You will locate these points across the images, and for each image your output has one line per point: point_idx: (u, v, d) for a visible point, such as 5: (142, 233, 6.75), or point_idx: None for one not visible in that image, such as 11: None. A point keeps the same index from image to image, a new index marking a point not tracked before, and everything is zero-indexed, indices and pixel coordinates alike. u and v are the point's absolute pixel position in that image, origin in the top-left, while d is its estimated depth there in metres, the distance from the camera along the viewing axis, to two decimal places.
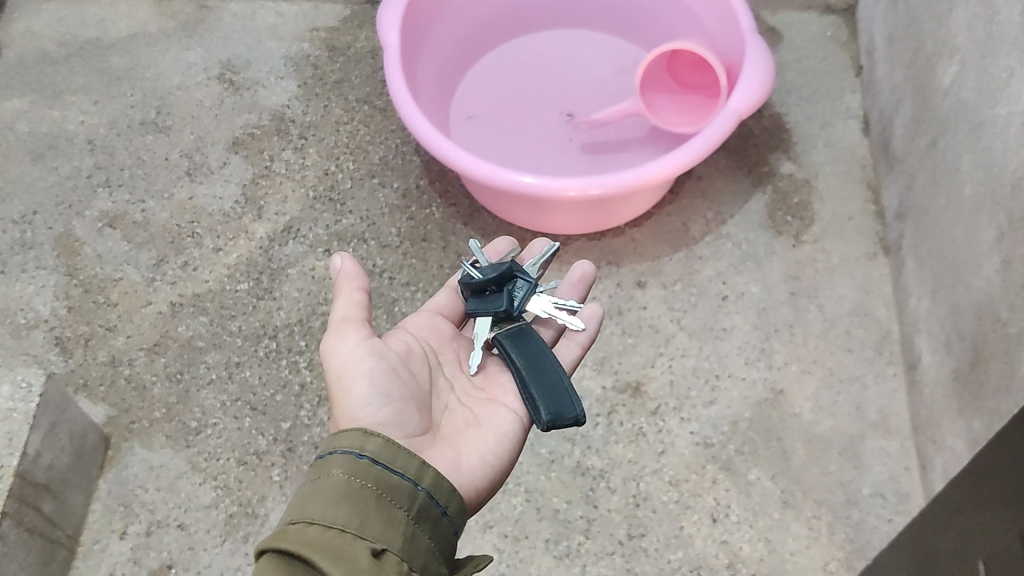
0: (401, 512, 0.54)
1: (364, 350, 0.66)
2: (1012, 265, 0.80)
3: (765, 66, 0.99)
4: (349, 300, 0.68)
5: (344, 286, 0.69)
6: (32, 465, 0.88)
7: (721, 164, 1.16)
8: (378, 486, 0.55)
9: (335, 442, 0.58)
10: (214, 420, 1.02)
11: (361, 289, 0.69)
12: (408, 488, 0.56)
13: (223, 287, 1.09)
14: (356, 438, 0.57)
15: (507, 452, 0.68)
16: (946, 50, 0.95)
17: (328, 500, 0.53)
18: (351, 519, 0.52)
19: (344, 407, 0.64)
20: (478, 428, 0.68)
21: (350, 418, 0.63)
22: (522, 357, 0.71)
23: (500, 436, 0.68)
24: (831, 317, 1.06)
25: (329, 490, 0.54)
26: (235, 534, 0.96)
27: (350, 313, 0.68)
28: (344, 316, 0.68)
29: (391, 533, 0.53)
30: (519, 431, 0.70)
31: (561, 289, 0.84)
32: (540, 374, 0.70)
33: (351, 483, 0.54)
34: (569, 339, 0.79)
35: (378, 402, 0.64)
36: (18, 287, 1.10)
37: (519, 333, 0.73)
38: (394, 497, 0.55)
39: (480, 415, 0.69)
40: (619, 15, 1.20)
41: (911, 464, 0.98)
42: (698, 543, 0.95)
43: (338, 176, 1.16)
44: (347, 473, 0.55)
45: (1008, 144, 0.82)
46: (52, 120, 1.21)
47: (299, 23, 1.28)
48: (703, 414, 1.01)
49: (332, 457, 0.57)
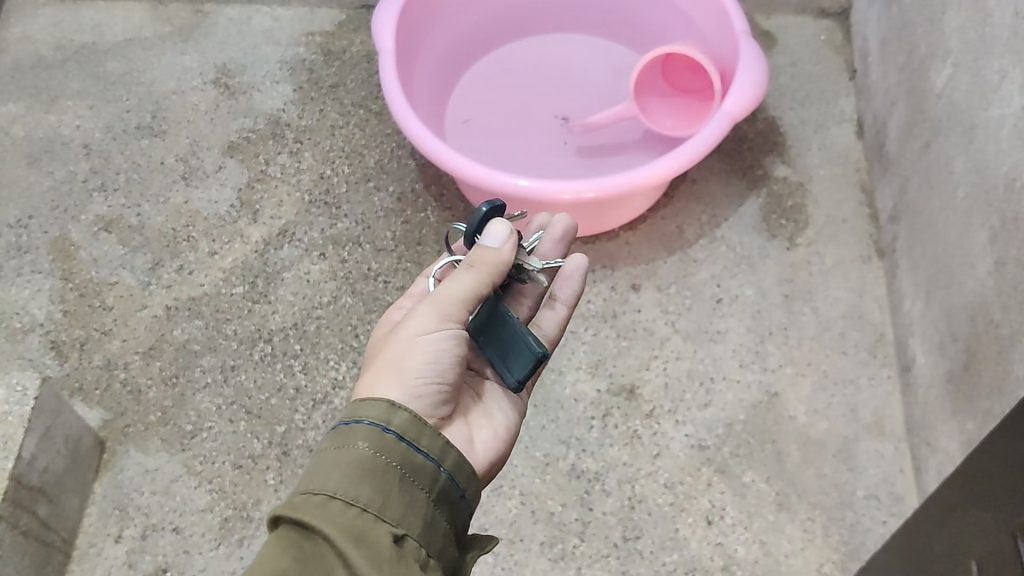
0: (423, 494, 0.54)
1: (446, 334, 0.63)
2: (1005, 266, 0.81)
3: (757, 69, 0.99)
4: (480, 289, 0.64)
5: (489, 272, 0.64)
6: (27, 468, 0.88)
7: (715, 168, 1.16)
8: (402, 465, 0.54)
9: (359, 411, 0.57)
10: (208, 424, 1.02)
11: (492, 281, 0.65)
12: (431, 469, 0.55)
13: (218, 290, 1.10)
14: (383, 410, 0.57)
15: (512, 423, 0.70)
16: (939, 53, 0.95)
17: (352, 475, 0.53)
18: (374, 500, 0.52)
19: (394, 370, 0.61)
20: (484, 402, 0.69)
21: (395, 381, 0.60)
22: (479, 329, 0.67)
23: (502, 407, 0.70)
24: (825, 320, 1.06)
25: (354, 463, 0.53)
26: (230, 538, 0.96)
27: (466, 298, 0.64)
28: (461, 297, 0.64)
29: (412, 516, 0.53)
30: (519, 402, 0.72)
31: (540, 244, 0.76)
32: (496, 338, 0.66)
33: (377, 460, 0.54)
34: (553, 305, 0.76)
35: (428, 378, 0.61)
36: (13, 291, 1.10)
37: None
38: (417, 478, 0.55)
39: (484, 392, 0.70)
40: (613, 17, 1.20)
41: (906, 465, 0.98)
42: (693, 545, 0.95)
43: (334, 180, 1.16)
44: (372, 447, 0.54)
45: (1000, 146, 0.82)
46: (47, 125, 1.21)
47: (295, 27, 1.28)
48: (697, 416, 1.01)
49: (356, 426, 0.56)
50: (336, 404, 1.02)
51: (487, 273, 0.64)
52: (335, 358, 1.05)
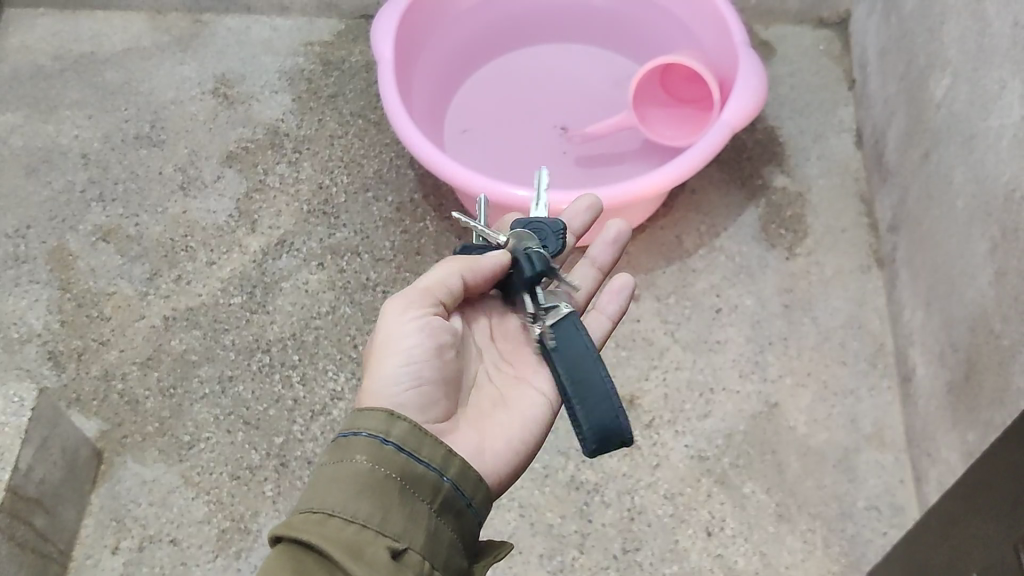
0: (424, 506, 0.54)
1: (411, 319, 0.64)
2: (1006, 277, 0.80)
3: (757, 78, 0.99)
4: (445, 279, 0.66)
5: (460, 266, 0.67)
6: (24, 479, 0.88)
7: (715, 178, 1.16)
8: (403, 477, 0.54)
9: (357, 422, 0.57)
10: (207, 434, 1.02)
11: (461, 278, 0.67)
12: (433, 479, 0.55)
13: (217, 301, 1.09)
14: (382, 420, 0.56)
15: (532, 439, 0.67)
16: (939, 63, 0.95)
17: (350, 490, 0.53)
18: (372, 515, 0.52)
19: (370, 379, 0.63)
20: (506, 412, 0.67)
21: (377, 388, 0.62)
22: (562, 366, 0.64)
23: (525, 420, 0.67)
24: (825, 329, 1.06)
25: (353, 477, 0.53)
26: (228, 550, 0.95)
27: (435, 287, 0.66)
28: (425, 288, 0.66)
29: (413, 529, 0.53)
30: (548, 414, 0.68)
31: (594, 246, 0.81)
32: (581, 391, 0.63)
33: (375, 473, 0.54)
34: (599, 311, 0.78)
35: (409, 383, 0.63)
36: (12, 300, 1.09)
37: (565, 332, 0.65)
38: (418, 488, 0.54)
39: (506, 395, 0.68)
40: (610, 29, 1.20)
41: (907, 477, 0.97)
42: (693, 557, 0.94)
43: (333, 190, 1.16)
44: (371, 460, 0.54)
45: (1000, 155, 0.82)
46: (47, 135, 1.21)
47: (294, 36, 1.29)
48: (698, 427, 1.01)
49: (355, 439, 0.56)
50: (335, 414, 1.02)
51: (451, 264, 0.67)
52: (333, 367, 1.05)
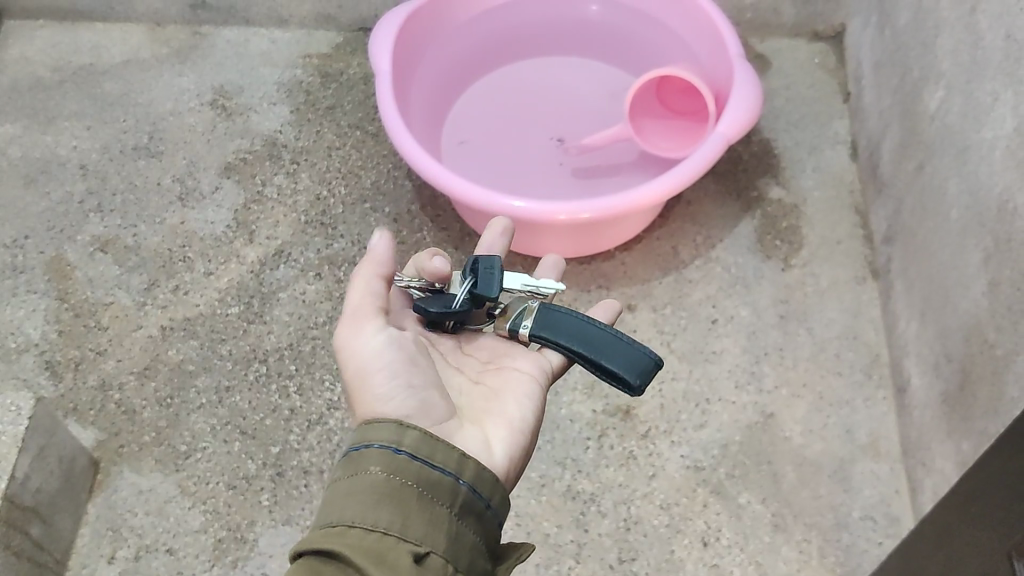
0: (444, 510, 0.53)
1: (369, 339, 0.64)
2: (998, 287, 0.81)
3: (752, 90, 1.00)
4: (366, 288, 0.66)
5: (366, 267, 0.67)
6: (21, 488, 0.88)
7: (711, 189, 1.17)
8: (419, 483, 0.54)
9: (368, 434, 0.56)
10: (203, 444, 1.02)
11: (381, 277, 0.67)
12: (449, 484, 0.55)
13: (214, 311, 1.10)
14: (393, 430, 0.56)
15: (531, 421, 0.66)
16: (932, 76, 0.96)
17: (369, 499, 0.52)
18: (392, 521, 0.52)
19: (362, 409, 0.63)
20: (500, 401, 0.66)
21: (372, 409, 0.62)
22: (562, 336, 0.67)
23: (519, 401, 0.66)
24: (820, 340, 1.06)
25: (370, 487, 0.53)
26: (224, 559, 0.95)
27: (364, 299, 0.66)
28: (356, 305, 0.66)
29: (434, 534, 0.52)
30: (539, 392, 0.68)
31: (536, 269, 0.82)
32: (599, 348, 0.66)
33: (392, 481, 0.53)
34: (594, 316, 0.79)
35: (394, 389, 0.62)
36: (9, 311, 1.10)
37: (556, 318, 0.68)
38: (435, 494, 0.54)
39: (496, 389, 0.67)
40: (608, 42, 1.21)
41: (901, 487, 0.97)
42: (689, 567, 0.94)
43: (330, 201, 1.17)
44: (386, 470, 0.54)
45: (993, 167, 0.83)
46: (45, 145, 1.22)
47: (292, 49, 1.29)
48: (693, 437, 1.01)
49: (368, 451, 0.55)
50: (331, 424, 1.02)
51: (363, 270, 0.67)
52: (330, 378, 1.05)
